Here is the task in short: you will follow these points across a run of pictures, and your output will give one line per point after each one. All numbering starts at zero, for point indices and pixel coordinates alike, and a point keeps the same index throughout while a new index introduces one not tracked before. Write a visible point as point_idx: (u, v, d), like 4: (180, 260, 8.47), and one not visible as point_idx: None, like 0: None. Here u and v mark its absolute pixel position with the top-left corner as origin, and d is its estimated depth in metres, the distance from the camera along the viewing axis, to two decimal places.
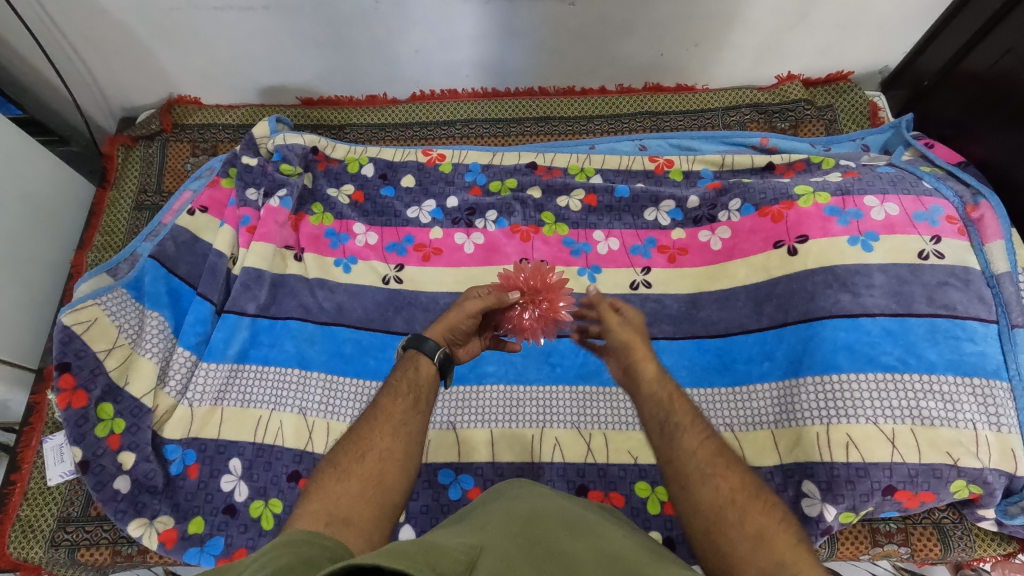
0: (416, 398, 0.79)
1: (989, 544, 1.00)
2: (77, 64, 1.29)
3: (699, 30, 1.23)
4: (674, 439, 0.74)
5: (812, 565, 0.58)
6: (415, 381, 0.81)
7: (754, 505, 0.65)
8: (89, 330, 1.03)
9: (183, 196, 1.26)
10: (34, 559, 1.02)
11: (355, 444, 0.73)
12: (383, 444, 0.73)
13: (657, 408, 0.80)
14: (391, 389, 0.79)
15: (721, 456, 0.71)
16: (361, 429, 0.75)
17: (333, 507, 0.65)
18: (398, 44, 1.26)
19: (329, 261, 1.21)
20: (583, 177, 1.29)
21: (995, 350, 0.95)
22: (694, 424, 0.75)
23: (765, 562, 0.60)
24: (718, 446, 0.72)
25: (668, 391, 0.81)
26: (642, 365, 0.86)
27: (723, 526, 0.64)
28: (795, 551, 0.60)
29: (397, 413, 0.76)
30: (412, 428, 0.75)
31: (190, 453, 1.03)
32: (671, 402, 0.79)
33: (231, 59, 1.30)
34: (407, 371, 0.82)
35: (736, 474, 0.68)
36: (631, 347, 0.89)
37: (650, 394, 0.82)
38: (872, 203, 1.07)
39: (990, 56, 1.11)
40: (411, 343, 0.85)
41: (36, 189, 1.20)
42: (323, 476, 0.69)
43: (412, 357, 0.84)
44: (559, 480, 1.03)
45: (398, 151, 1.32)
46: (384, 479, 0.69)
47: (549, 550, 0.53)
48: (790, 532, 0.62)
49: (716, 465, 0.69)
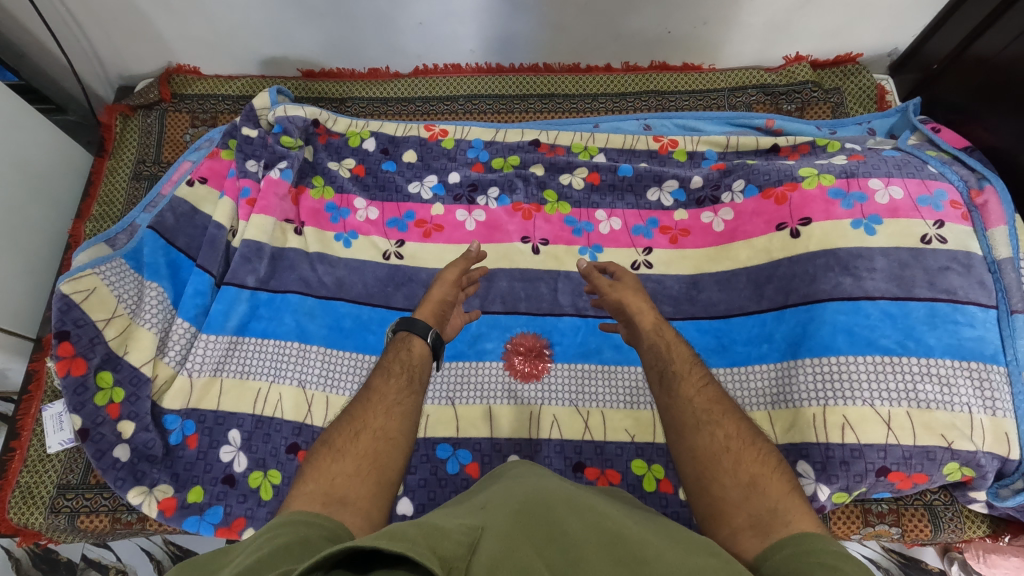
0: (409, 376, 0.82)
1: (975, 525, 1.02)
2: (75, 30, 1.26)
3: (709, 8, 1.21)
4: (672, 389, 0.80)
5: (803, 514, 0.62)
6: (406, 361, 0.85)
7: (749, 454, 0.69)
8: (88, 299, 1.03)
9: (182, 167, 1.24)
10: (34, 525, 1.03)
11: (348, 424, 0.74)
12: (377, 423, 0.74)
13: (656, 356, 0.87)
14: (384, 370, 0.83)
15: (718, 404, 0.76)
16: (354, 410, 0.77)
17: (329, 487, 0.65)
18: (402, 17, 1.23)
19: (329, 235, 1.20)
20: (586, 156, 1.28)
21: (993, 335, 0.95)
22: (692, 372, 0.82)
23: (758, 508, 0.63)
24: (716, 395, 0.78)
25: (666, 339, 0.89)
26: (640, 317, 0.95)
27: (718, 473, 0.68)
28: (788, 498, 0.64)
29: (389, 393, 0.78)
30: (404, 408, 0.77)
31: (189, 423, 1.04)
32: (668, 351, 0.87)
33: (231, 28, 1.27)
34: (400, 352, 0.87)
35: (732, 422, 0.73)
36: (625, 305, 0.98)
37: (650, 344, 0.90)
38: (876, 187, 1.06)
39: (997, 43, 1.10)
40: (402, 326, 0.91)
41: (33, 156, 1.19)
42: (317, 456, 0.70)
43: (405, 338, 0.89)
44: (556, 457, 1.04)
45: (400, 125, 1.31)
46: (378, 457, 0.70)
47: (550, 529, 0.54)
48: (783, 480, 0.66)
49: (712, 413, 0.74)
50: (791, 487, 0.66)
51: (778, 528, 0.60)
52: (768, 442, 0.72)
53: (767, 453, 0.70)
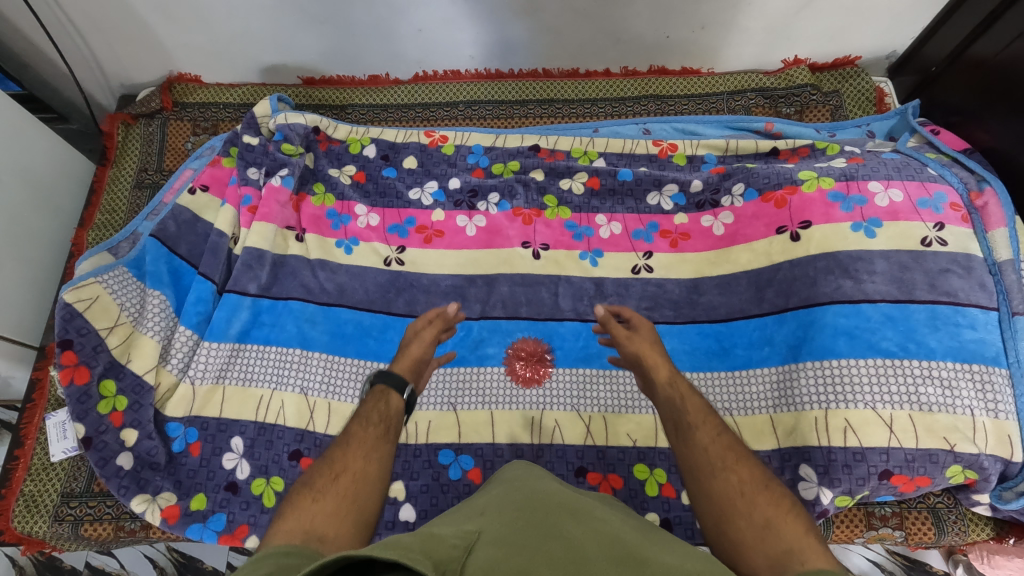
0: (386, 427, 0.81)
1: (979, 528, 1.01)
2: (77, 40, 1.27)
3: (707, 13, 1.21)
4: (688, 439, 0.79)
5: (817, 554, 0.59)
6: (384, 413, 0.83)
7: (762, 497, 0.68)
8: (91, 307, 1.03)
9: (183, 175, 1.25)
10: (38, 534, 1.04)
11: (328, 466, 0.73)
12: (355, 466, 0.73)
13: (671, 408, 0.85)
14: (362, 418, 0.82)
15: (733, 450, 0.75)
16: (332, 454, 0.75)
17: (308, 525, 0.63)
18: (401, 24, 1.24)
19: (330, 242, 1.20)
20: (586, 160, 1.28)
21: (995, 337, 0.95)
22: (706, 421, 0.80)
23: (774, 550, 0.61)
24: (731, 441, 0.76)
25: (680, 391, 0.87)
26: (655, 369, 0.92)
27: (732, 516, 0.67)
28: (804, 540, 0.62)
29: (368, 439, 0.78)
30: (382, 455, 0.77)
31: (191, 431, 1.04)
32: (682, 401, 0.85)
33: (231, 37, 1.28)
34: (378, 403, 0.85)
35: (746, 467, 0.72)
36: (641, 358, 0.96)
37: (666, 397, 0.88)
38: (876, 189, 1.06)
39: (997, 44, 1.10)
40: (381, 380, 0.89)
41: (36, 166, 1.19)
42: (297, 497, 0.69)
43: (382, 393, 0.87)
44: (559, 462, 1.04)
45: (400, 132, 1.31)
46: (358, 497, 0.70)
47: (548, 530, 0.54)
48: (797, 520, 0.65)
49: (727, 459, 0.73)
50: (806, 529, 0.64)
51: (792, 567, 0.58)
52: (782, 485, 0.70)
53: (782, 495, 0.68)
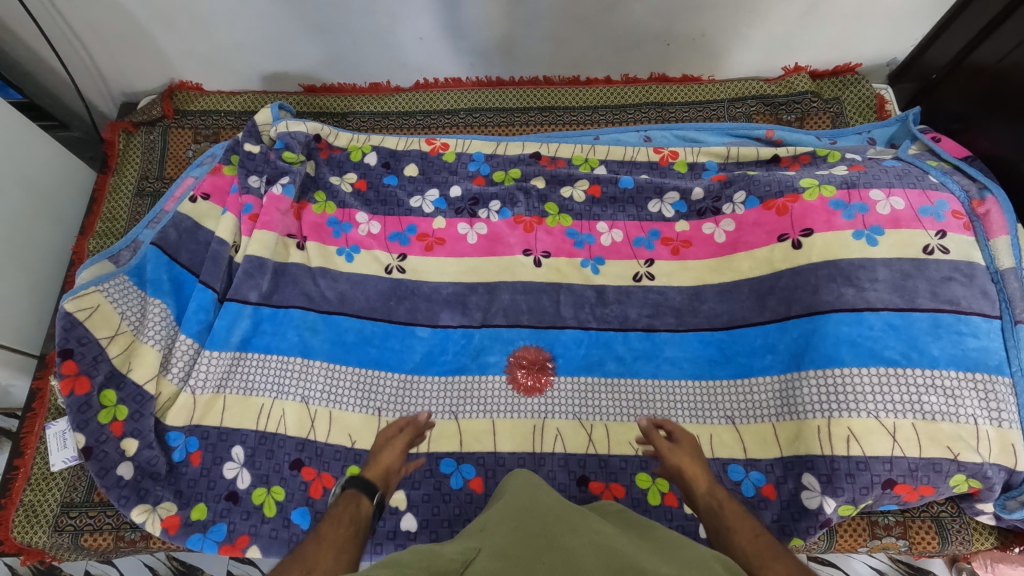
0: (356, 530, 0.81)
1: (983, 538, 1.01)
2: (79, 49, 1.28)
3: (708, 21, 1.21)
4: (726, 543, 0.78)
5: None
6: (355, 516, 0.83)
7: None
8: (91, 316, 1.03)
9: (184, 183, 1.25)
10: (37, 544, 1.03)
11: (298, 563, 0.70)
12: (324, 565, 0.71)
13: (710, 514, 0.85)
14: (333, 518, 0.81)
15: (769, 549, 0.72)
16: (301, 553, 0.73)
17: None
18: (402, 33, 1.24)
19: (331, 250, 1.20)
20: (587, 168, 1.29)
21: (998, 345, 0.95)
22: (744, 524, 0.79)
23: None
24: (769, 542, 0.74)
25: (719, 498, 0.87)
26: (695, 481, 0.91)
27: None
28: None
29: (337, 540, 0.77)
30: (349, 556, 0.75)
31: (192, 440, 1.04)
32: (721, 508, 0.85)
33: (233, 45, 1.28)
34: (350, 506, 0.85)
35: (781, 563, 0.68)
36: (682, 469, 0.94)
37: (705, 504, 0.87)
38: (878, 197, 1.06)
39: (998, 52, 1.10)
40: (353, 485, 0.89)
41: (37, 174, 1.20)
42: None
43: (353, 497, 0.87)
44: (560, 471, 1.03)
45: (401, 140, 1.32)
46: None
47: (546, 543, 0.55)
48: None
49: (763, 557, 0.70)
50: None
51: None
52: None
53: None
